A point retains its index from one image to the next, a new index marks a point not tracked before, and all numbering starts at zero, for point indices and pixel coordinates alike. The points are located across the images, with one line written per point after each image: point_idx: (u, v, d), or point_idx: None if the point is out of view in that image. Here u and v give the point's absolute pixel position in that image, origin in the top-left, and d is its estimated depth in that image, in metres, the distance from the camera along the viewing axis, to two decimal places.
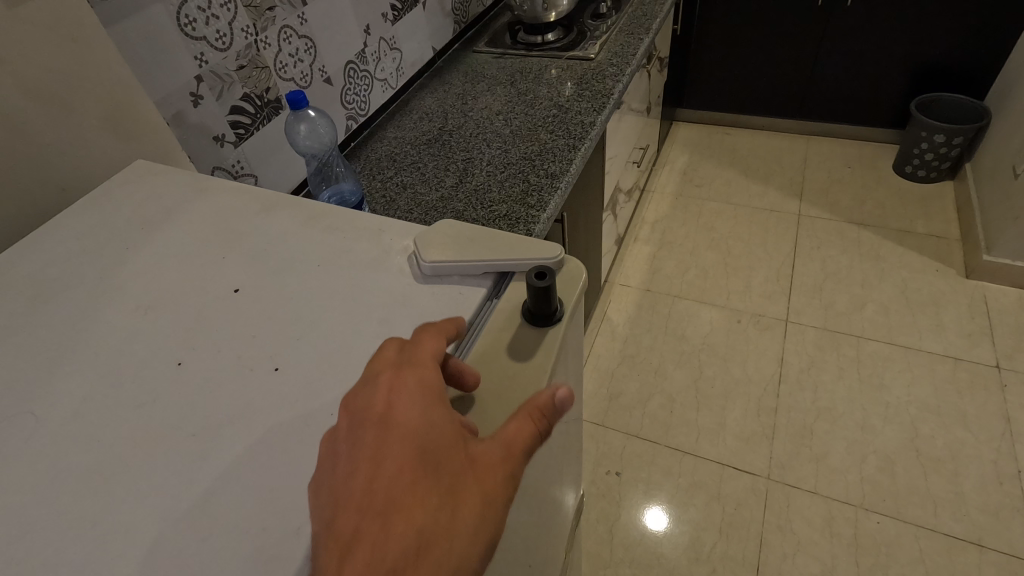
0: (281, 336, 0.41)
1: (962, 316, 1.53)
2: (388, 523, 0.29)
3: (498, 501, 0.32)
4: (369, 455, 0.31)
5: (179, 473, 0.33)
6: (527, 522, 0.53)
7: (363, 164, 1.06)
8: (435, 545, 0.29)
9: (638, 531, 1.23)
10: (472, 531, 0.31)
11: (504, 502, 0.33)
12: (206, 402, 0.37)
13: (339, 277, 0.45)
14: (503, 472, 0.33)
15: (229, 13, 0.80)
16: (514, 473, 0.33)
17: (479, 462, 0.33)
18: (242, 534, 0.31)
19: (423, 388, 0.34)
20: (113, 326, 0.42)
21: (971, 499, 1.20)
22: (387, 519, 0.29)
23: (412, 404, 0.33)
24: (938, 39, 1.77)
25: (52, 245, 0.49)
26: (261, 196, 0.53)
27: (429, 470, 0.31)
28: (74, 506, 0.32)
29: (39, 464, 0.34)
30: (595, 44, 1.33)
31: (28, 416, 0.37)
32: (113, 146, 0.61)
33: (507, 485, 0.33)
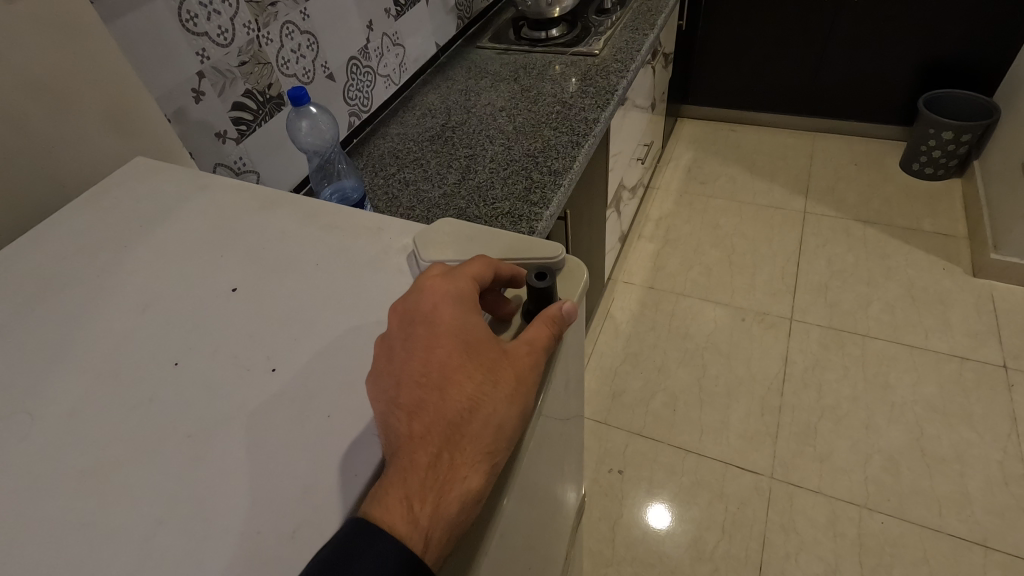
0: (278, 337, 0.40)
1: (969, 315, 1.52)
2: (445, 397, 0.35)
3: (529, 384, 0.38)
4: (423, 345, 0.36)
5: (173, 475, 0.33)
6: (527, 521, 0.53)
7: (365, 161, 1.06)
8: (482, 415, 0.35)
9: (640, 530, 1.22)
10: (509, 406, 0.36)
11: (534, 383, 0.39)
12: (201, 402, 0.37)
13: (336, 277, 0.44)
14: (532, 363, 0.39)
15: (230, 8, 0.80)
16: (540, 362, 0.39)
17: (514, 354, 0.38)
18: (235, 538, 0.31)
19: (463, 298, 0.39)
20: (109, 325, 0.42)
21: (977, 499, 1.19)
22: (443, 393, 0.35)
23: (457, 309, 0.38)
24: (947, 35, 1.75)
25: (51, 243, 0.49)
26: (259, 195, 0.53)
27: (473, 360, 0.37)
28: (68, 506, 0.32)
29: (32, 466, 0.34)
30: (599, 40, 1.31)
31: (23, 417, 0.36)
32: (112, 143, 0.60)
33: (537, 372, 0.39)
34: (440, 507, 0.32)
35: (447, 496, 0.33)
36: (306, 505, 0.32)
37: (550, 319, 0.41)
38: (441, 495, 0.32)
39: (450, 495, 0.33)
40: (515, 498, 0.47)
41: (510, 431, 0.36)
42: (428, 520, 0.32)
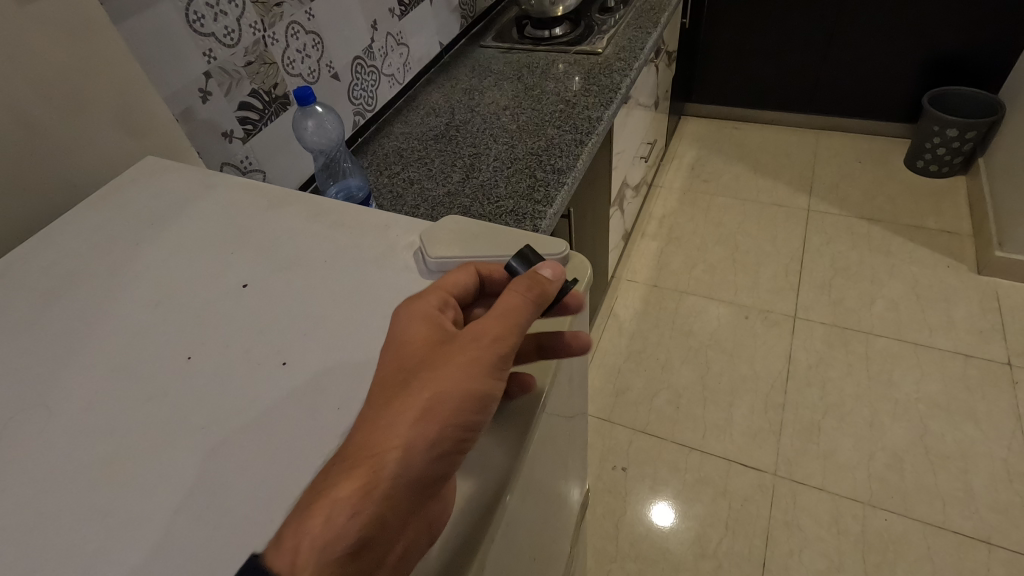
0: (289, 332, 0.41)
1: (974, 312, 1.52)
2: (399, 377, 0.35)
3: (491, 357, 0.36)
4: (393, 336, 0.37)
5: (189, 465, 0.34)
6: (530, 514, 0.54)
7: (370, 160, 1.07)
8: (429, 387, 0.34)
9: (644, 527, 1.23)
10: (464, 379, 0.34)
11: (501, 356, 0.36)
12: (214, 395, 0.37)
13: (345, 273, 0.45)
14: (497, 333, 0.36)
15: (236, 9, 0.81)
16: (510, 331, 0.36)
17: (474, 327, 0.36)
18: (248, 527, 0.32)
19: (445, 298, 0.40)
20: (125, 319, 0.43)
21: (981, 496, 1.19)
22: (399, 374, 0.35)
23: (430, 303, 0.39)
24: (952, 31, 1.75)
25: (65, 240, 0.50)
26: (268, 193, 0.54)
27: (433, 341, 0.36)
28: (87, 494, 0.33)
29: (51, 458, 0.35)
30: (603, 38, 1.32)
31: (41, 410, 0.37)
32: (122, 142, 0.61)
33: (482, 355, 0.35)
34: (374, 481, 0.31)
35: (327, 498, 0.30)
36: None
37: (523, 288, 0.39)
38: (373, 466, 0.31)
39: (328, 497, 0.30)
40: (519, 494, 0.48)
41: (468, 405, 0.34)
42: (303, 525, 0.29)
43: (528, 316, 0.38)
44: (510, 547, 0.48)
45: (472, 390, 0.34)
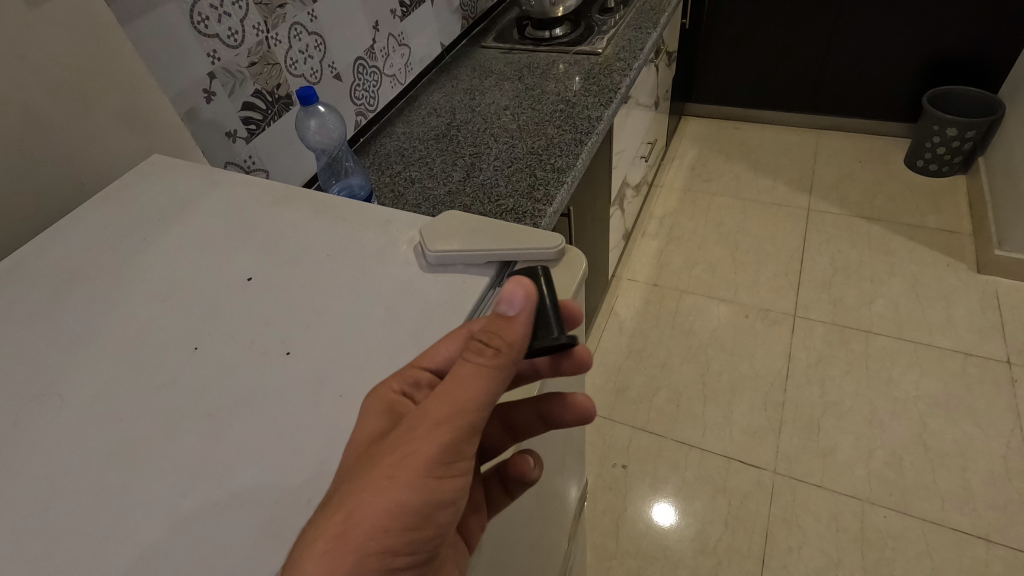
0: (294, 323, 0.42)
1: (973, 311, 1.52)
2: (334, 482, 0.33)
3: (427, 457, 0.33)
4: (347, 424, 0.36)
5: (198, 451, 0.35)
6: (526, 506, 0.55)
7: (372, 160, 1.08)
8: (353, 494, 0.32)
9: (643, 524, 1.24)
10: (393, 486, 0.32)
11: (441, 453, 0.34)
12: (221, 383, 0.39)
13: (348, 266, 0.46)
14: (435, 428, 0.34)
15: (240, 10, 0.82)
16: (450, 423, 0.34)
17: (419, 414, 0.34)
18: (252, 509, 0.33)
19: (419, 374, 0.38)
20: (134, 311, 0.44)
21: (980, 494, 1.20)
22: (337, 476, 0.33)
23: (391, 385, 0.37)
24: (951, 31, 1.75)
25: (74, 235, 0.51)
26: (273, 189, 0.55)
27: (378, 437, 0.34)
28: (101, 478, 0.34)
29: (64, 443, 0.36)
30: (602, 39, 1.33)
31: (54, 397, 0.39)
32: (129, 141, 0.63)
33: (427, 445, 0.33)
34: None
35: None
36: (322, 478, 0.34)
37: (472, 360, 0.35)
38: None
39: None
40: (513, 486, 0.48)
41: (398, 517, 0.32)
42: None
43: (475, 401, 0.34)
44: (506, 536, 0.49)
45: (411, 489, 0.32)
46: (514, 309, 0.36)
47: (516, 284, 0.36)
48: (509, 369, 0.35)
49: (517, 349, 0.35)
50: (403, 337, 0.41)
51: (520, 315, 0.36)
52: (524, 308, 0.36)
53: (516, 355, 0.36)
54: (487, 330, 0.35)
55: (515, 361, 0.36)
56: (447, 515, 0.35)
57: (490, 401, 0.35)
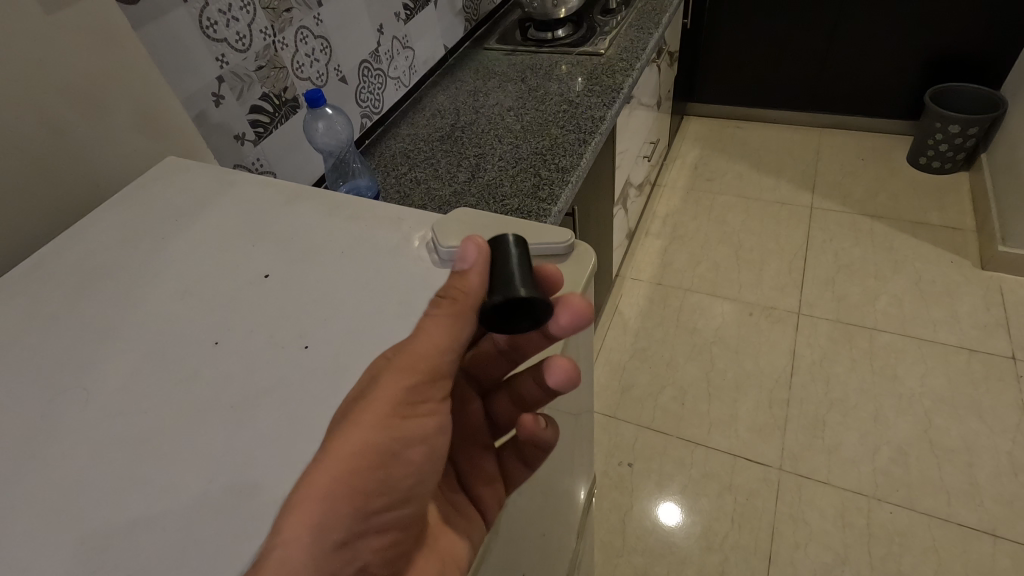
0: (310, 318, 0.43)
1: (978, 307, 1.53)
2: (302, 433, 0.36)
3: (389, 402, 0.36)
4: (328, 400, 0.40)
5: (221, 441, 0.36)
6: (536, 507, 0.56)
7: (378, 161, 1.09)
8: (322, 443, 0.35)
9: (650, 522, 1.24)
10: (360, 427, 0.35)
11: (404, 395, 0.37)
12: (242, 376, 0.40)
13: (362, 262, 0.48)
14: (394, 373, 0.37)
15: (248, 15, 0.83)
16: (412, 367, 0.37)
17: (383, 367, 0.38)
18: (275, 494, 0.34)
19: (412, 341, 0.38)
20: (155, 307, 0.45)
21: (986, 489, 1.20)
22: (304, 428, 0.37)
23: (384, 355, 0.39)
24: (952, 28, 1.76)
25: (93, 235, 0.53)
26: (286, 189, 0.56)
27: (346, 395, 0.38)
28: (129, 466, 0.36)
29: (90, 435, 0.37)
30: (605, 39, 1.34)
31: (81, 392, 0.40)
32: (143, 144, 0.64)
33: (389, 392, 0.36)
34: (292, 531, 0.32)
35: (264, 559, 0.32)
36: None
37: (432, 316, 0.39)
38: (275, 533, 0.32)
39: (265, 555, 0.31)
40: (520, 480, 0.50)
41: (368, 456, 0.35)
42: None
43: (433, 347, 0.38)
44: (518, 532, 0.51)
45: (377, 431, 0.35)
46: (467, 265, 0.41)
47: (468, 244, 0.41)
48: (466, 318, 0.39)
49: (471, 298, 0.39)
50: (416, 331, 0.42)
51: (472, 270, 0.40)
52: (477, 265, 0.40)
53: (473, 307, 0.39)
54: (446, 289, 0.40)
55: (472, 310, 0.39)
56: (418, 455, 0.37)
57: (452, 345, 0.38)
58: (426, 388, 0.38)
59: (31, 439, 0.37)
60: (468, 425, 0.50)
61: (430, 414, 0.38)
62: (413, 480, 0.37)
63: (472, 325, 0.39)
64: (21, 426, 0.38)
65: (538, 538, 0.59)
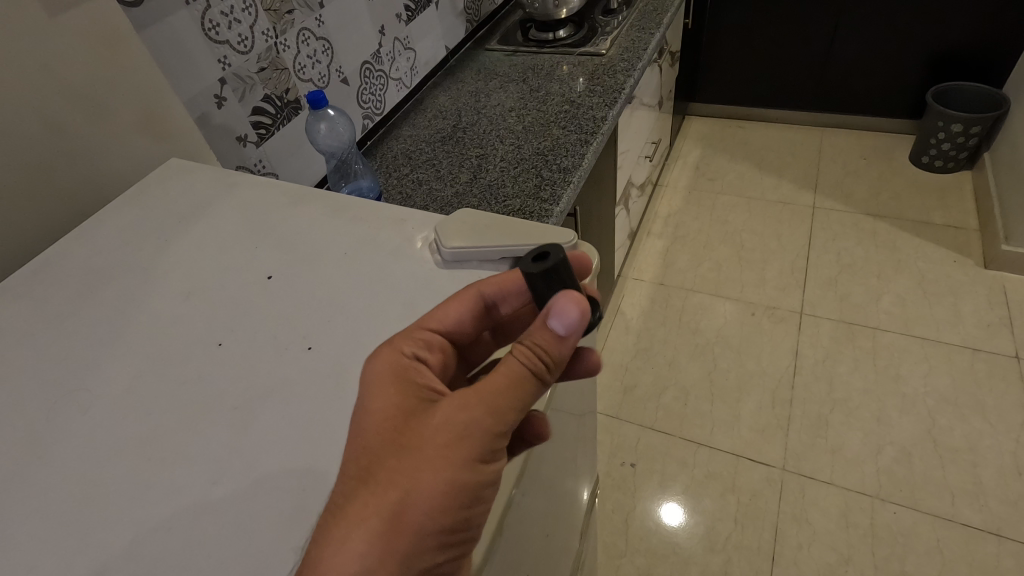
0: (312, 320, 0.43)
1: (981, 306, 1.52)
2: (375, 450, 0.35)
3: (480, 442, 0.36)
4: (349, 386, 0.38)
5: (224, 443, 0.37)
6: (540, 509, 0.56)
7: (380, 162, 1.09)
8: (412, 476, 0.35)
9: (652, 523, 1.24)
10: (450, 469, 0.35)
11: (491, 439, 0.37)
12: (246, 377, 0.40)
13: (364, 263, 0.48)
14: (481, 411, 0.37)
15: (249, 17, 0.83)
16: (501, 412, 0.37)
17: (472, 398, 0.37)
18: (278, 496, 0.34)
19: (431, 337, 0.40)
20: (159, 309, 0.45)
21: (990, 489, 1.20)
22: (376, 444, 0.35)
23: (403, 350, 0.39)
24: (954, 27, 1.76)
25: (96, 237, 0.53)
26: (288, 190, 0.56)
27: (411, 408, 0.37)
28: (133, 468, 0.36)
29: (95, 436, 0.37)
30: (606, 40, 1.34)
31: (84, 394, 0.40)
32: (145, 145, 0.64)
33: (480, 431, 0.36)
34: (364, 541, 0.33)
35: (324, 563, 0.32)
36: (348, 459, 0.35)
37: (522, 360, 0.38)
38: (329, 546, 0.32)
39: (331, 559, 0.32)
40: (522, 480, 0.50)
41: (455, 495, 0.35)
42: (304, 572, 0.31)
43: (519, 394, 0.37)
44: (520, 536, 0.51)
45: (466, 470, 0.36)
46: (566, 328, 0.38)
47: (568, 303, 0.38)
48: (552, 375, 0.39)
49: (562, 362, 0.39)
50: None
51: (570, 336, 0.38)
52: (575, 330, 0.38)
53: (560, 367, 0.39)
54: (535, 335, 0.38)
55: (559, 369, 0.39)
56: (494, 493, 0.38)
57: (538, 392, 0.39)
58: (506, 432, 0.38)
59: (36, 440, 0.37)
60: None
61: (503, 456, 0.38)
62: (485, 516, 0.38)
63: (554, 380, 0.39)
64: (26, 429, 0.38)
65: (541, 542, 0.58)
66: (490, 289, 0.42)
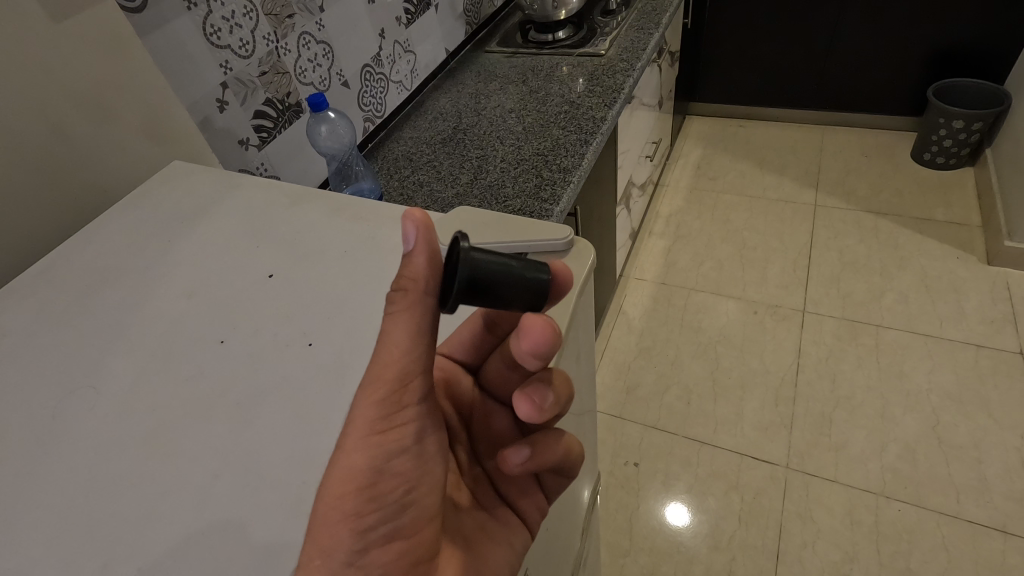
0: (314, 317, 0.44)
1: (984, 302, 1.52)
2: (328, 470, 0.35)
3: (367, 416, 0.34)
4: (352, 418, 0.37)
5: (228, 438, 0.37)
6: None
7: (381, 164, 1.10)
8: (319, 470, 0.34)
9: (656, 522, 1.24)
10: (340, 454, 0.33)
11: (379, 408, 0.34)
12: (248, 374, 0.41)
13: (363, 261, 0.48)
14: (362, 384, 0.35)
15: (251, 21, 0.84)
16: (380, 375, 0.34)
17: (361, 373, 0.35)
18: (279, 489, 0.35)
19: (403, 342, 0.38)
20: (163, 309, 0.46)
21: (996, 485, 1.19)
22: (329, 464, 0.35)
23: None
24: (955, 22, 1.75)
25: (101, 238, 0.54)
26: (289, 191, 0.57)
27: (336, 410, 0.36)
28: (137, 466, 0.36)
29: (101, 433, 0.38)
30: (605, 41, 1.35)
31: (90, 392, 0.41)
32: (149, 148, 0.65)
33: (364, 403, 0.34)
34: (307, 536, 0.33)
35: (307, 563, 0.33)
36: None
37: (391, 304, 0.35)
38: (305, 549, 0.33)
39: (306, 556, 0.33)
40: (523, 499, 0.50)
41: (354, 475, 0.33)
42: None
43: (400, 352, 0.34)
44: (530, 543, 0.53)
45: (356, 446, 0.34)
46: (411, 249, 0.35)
47: (405, 221, 0.35)
48: (413, 296, 0.35)
49: (424, 284, 0.35)
50: None
51: (415, 248, 0.35)
52: (417, 240, 0.34)
53: (428, 285, 0.35)
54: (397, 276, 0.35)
55: (426, 292, 0.35)
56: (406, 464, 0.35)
57: (418, 342, 0.35)
58: (399, 396, 0.34)
59: (43, 439, 0.38)
60: (495, 434, 0.51)
61: (414, 419, 0.35)
62: (405, 491, 0.35)
63: (431, 306, 0.35)
64: (34, 426, 0.39)
65: (542, 538, 0.59)
66: None
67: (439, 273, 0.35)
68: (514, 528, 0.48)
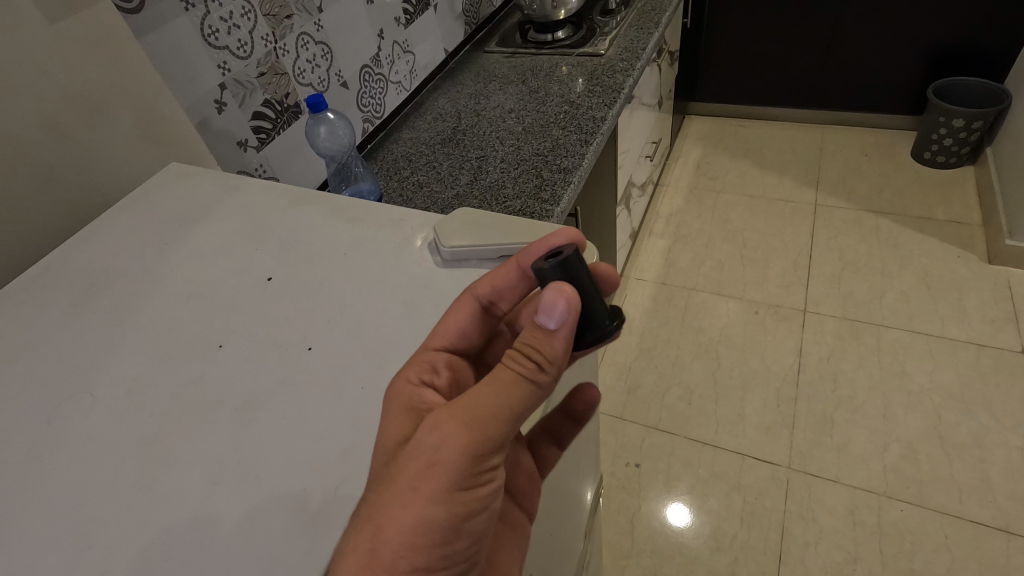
0: (313, 320, 0.44)
1: (985, 301, 1.52)
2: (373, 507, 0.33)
3: (453, 471, 0.34)
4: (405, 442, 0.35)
5: (226, 443, 0.37)
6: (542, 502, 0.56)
7: (380, 165, 1.10)
8: (380, 514, 0.33)
9: (658, 523, 1.24)
10: (416, 502, 0.33)
11: (465, 466, 0.34)
12: (246, 379, 0.40)
13: (364, 263, 0.48)
14: (457, 431, 0.34)
15: (249, 22, 0.84)
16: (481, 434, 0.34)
17: (447, 417, 0.34)
18: (280, 495, 0.34)
19: (436, 358, 0.40)
20: (162, 312, 0.46)
21: (998, 485, 1.19)
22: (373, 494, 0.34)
23: (408, 375, 0.38)
24: (954, 21, 1.75)
25: (98, 242, 0.53)
26: (287, 192, 0.56)
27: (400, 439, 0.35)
28: (133, 474, 0.36)
29: (98, 439, 0.38)
30: (605, 40, 1.34)
31: (87, 398, 0.40)
32: (145, 150, 0.64)
33: (455, 459, 0.34)
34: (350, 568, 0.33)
35: None
36: (349, 466, 0.35)
37: (510, 365, 0.37)
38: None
39: None
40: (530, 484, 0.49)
41: (430, 529, 0.33)
42: None
43: (505, 415, 0.35)
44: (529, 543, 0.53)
45: (438, 500, 0.34)
46: (556, 322, 0.37)
47: (557, 295, 0.36)
48: (547, 371, 0.37)
49: (559, 363, 0.37)
50: (419, 326, 0.43)
51: (560, 330, 0.37)
52: (566, 323, 0.37)
53: (556, 368, 0.37)
54: (533, 337, 0.37)
55: (554, 374, 0.37)
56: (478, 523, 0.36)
57: (521, 411, 0.36)
58: (485, 456, 0.35)
59: (38, 446, 0.37)
60: None
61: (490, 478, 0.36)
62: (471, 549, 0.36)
63: (550, 386, 0.37)
64: (28, 433, 0.38)
65: (545, 543, 0.58)
66: (484, 290, 0.42)
67: (569, 352, 0.38)
68: (523, 527, 0.47)
